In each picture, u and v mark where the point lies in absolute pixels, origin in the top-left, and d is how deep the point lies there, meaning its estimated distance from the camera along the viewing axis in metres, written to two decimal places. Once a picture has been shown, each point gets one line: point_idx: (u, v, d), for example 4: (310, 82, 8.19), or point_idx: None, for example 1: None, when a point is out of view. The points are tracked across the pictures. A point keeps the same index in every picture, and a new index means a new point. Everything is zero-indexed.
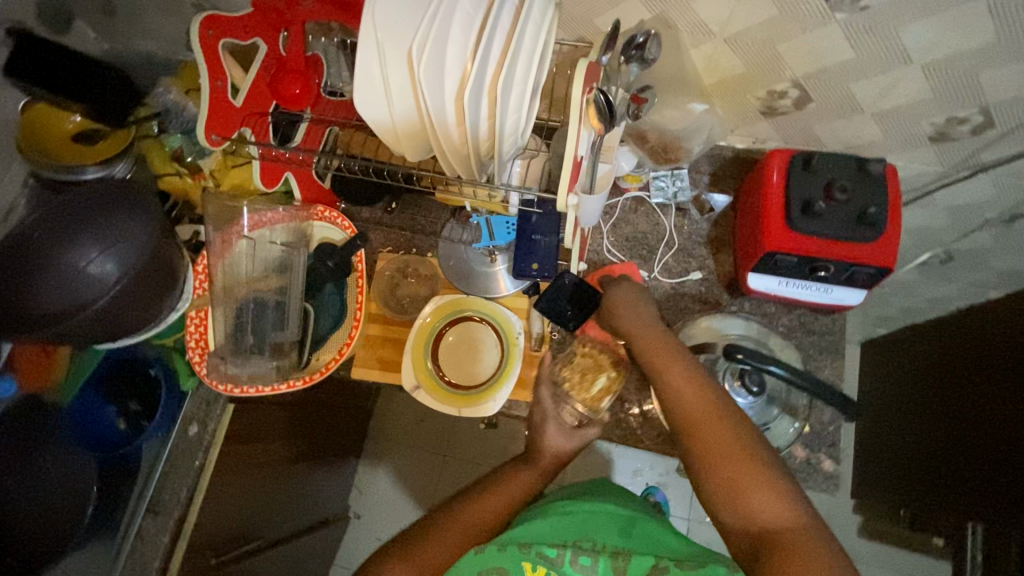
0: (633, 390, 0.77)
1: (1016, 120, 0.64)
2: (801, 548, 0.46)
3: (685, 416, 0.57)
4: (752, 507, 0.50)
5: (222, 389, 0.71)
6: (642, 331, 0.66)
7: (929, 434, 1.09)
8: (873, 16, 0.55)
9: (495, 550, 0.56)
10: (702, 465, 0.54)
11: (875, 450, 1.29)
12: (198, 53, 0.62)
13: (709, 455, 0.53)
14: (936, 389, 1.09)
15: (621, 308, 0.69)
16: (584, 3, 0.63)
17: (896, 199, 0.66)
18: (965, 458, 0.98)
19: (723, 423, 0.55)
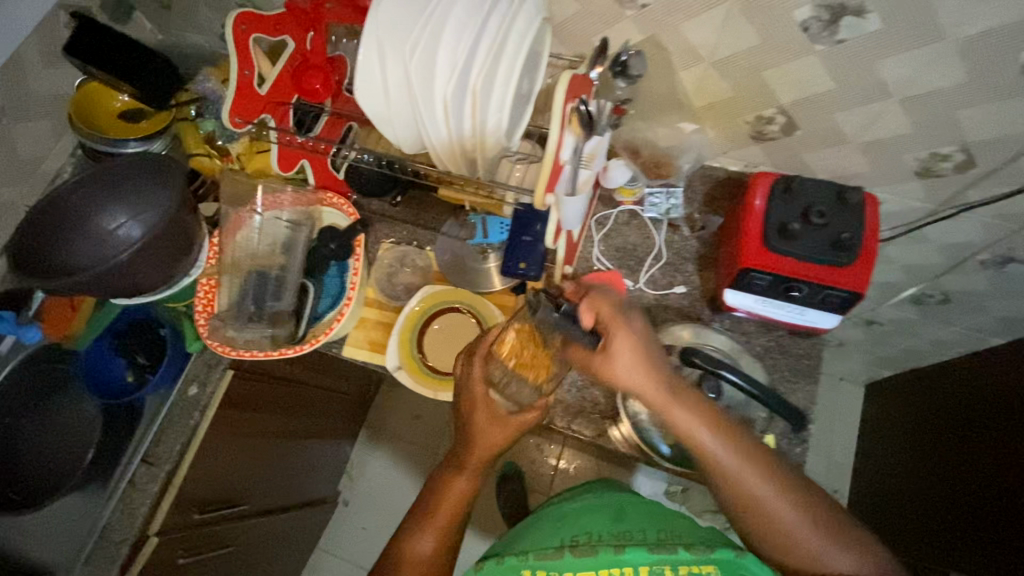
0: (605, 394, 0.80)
1: (999, 160, 0.65)
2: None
3: (744, 497, 0.59)
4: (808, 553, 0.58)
5: (219, 350, 0.76)
6: (659, 386, 0.62)
7: (933, 483, 1.07)
8: (850, 49, 0.58)
9: (494, 563, 0.64)
10: (760, 532, 0.60)
11: (881, 492, 1.28)
12: (230, 45, 0.71)
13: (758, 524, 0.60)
14: (943, 440, 1.07)
15: (628, 356, 0.63)
16: (583, 21, 0.68)
17: (873, 226, 0.68)
18: (962, 510, 0.97)
19: (767, 491, 0.59)
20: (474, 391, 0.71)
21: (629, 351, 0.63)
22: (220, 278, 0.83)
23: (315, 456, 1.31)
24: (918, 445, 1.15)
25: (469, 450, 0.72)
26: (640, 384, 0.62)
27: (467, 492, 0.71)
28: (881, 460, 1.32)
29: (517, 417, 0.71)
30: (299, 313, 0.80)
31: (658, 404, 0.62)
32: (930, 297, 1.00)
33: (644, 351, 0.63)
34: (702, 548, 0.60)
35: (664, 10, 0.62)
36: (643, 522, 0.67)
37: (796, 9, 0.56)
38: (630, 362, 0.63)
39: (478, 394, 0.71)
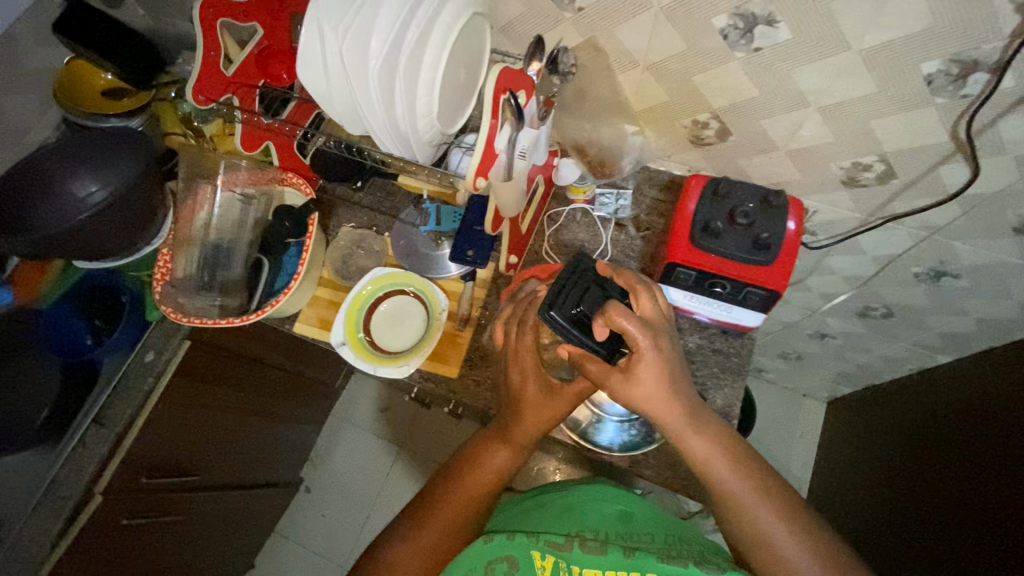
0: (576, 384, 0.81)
1: (916, 171, 0.68)
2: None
3: (748, 530, 0.60)
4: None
5: (167, 313, 0.78)
6: (680, 414, 0.61)
7: (902, 501, 1.03)
8: (767, 57, 0.62)
9: (508, 540, 0.63)
10: (755, 556, 0.60)
11: (843, 504, 1.25)
12: (196, 26, 0.76)
13: (756, 547, 0.59)
14: (916, 458, 1.02)
15: (652, 382, 0.60)
16: (529, 22, 0.72)
17: (797, 228, 0.70)
18: (926, 530, 0.93)
19: (775, 516, 0.60)
20: (525, 359, 0.67)
21: (652, 377, 0.60)
22: (176, 252, 0.87)
23: (277, 437, 1.34)
24: (890, 462, 1.11)
25: (516, 421, 0.67)
26: (659, 410, 0.61)
27: (507, 466, 0.68)
28: (846, 473, 1.29)
29: (569, 391, 0.66)
30: (253, 286, 0.85)
31: (673, 428, 0.62)
32: (874, 310, 1.02)
33: (670, 373, 0.60)
34: (710, 565, 0.61)
35: (600, 14, 0.66)
36: (648, 527, 0.69)
37: (715, 17, 0.60)
38: (653, 386, 0.60)
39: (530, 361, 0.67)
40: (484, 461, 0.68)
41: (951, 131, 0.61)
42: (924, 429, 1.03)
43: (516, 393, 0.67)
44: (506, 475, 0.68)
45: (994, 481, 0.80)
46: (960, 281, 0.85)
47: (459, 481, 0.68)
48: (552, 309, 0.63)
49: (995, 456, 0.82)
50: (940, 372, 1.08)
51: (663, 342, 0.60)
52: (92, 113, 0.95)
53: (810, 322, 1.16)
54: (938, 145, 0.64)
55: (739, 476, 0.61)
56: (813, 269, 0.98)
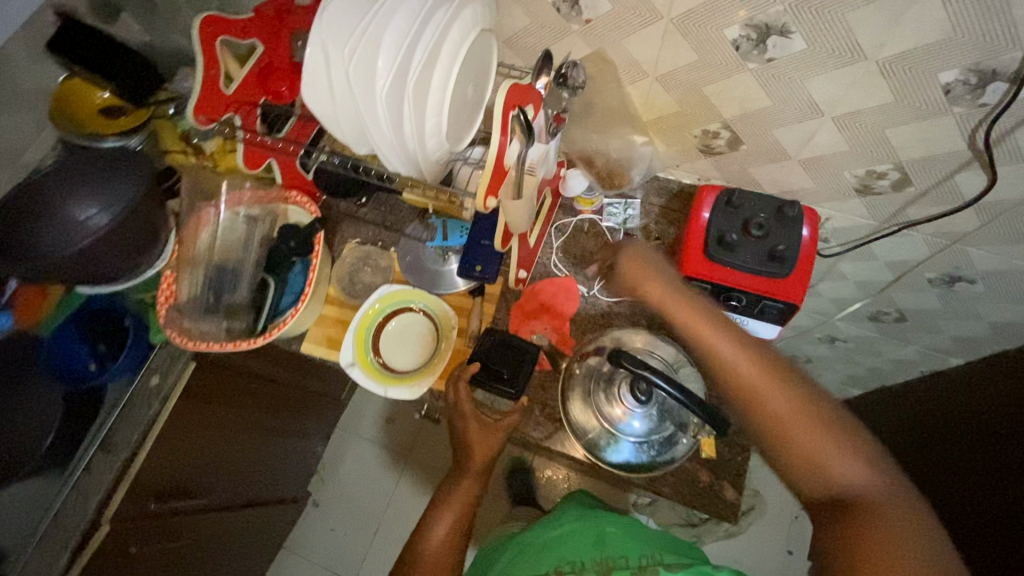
0: (539, 422, 0.79)
1: (932, 179, 0.67)
2: (888, 512, 0.51)
3: (771, 418, 0.58)
4: (831, 472, 0.55)
5: (173, 339, 0.77)
6: (670, 290, 0.69)
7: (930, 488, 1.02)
8: (779, 68, 0.61)
9: None
10: (786, 442, 0.58)
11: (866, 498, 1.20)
12: (195, 46, 0.73)
13: (782, 436, 0.58)
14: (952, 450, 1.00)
15: (636, 267, 0.73)
16: (533, 35, 0.71)
17: (812, 240, 0.69)
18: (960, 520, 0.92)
19: (793, 392, 0.59)
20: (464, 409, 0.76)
21: (635, 261, 0.73)
22: (179, 273, 0.85)
23: (286, 452, 1.33)
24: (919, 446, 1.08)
25: (469, 458, 0.76)
26: (651, 290, 0.71)
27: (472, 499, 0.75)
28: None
29: (504, 423, 0.76)
30: (259, 307, 0.84)
31: (671, 306, 0.68)
32: (886, 314, 1.01)
33: (650, 265, 0.73)
34: (679, 565, 0.58)
35: (606, 26, 0.65)
36: (623, 544, 0.64)
37: (726, 28, 0.59)
38: (636, 267, 0.73)
39: (469, 412, 0.76)
40: (459, 489, 0.75)
41: (969, 140, 0.60)
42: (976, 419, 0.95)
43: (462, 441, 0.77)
44: (468, 519, 0.74)
45: None
46: (974, 286, 0.84)
47: (438, 512, 0.74)
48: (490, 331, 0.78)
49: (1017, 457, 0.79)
50: (951, 374, 1.06)
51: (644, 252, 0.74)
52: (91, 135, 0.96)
53: (821, 326, 1.15)
54: (956, 153, 0.63)
55: (737, 345, 0.62)
56: (824, 275, 0.97)
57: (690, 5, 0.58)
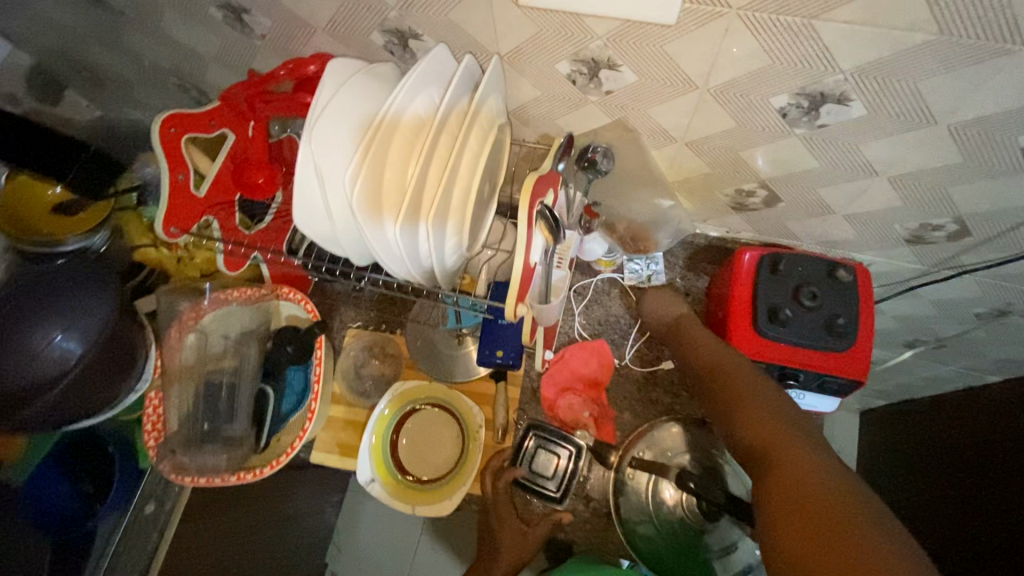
0: (582, 527, 0.73)
1: (994, 230, 0.62)
2: (786, 456, 0.53)
3: (711, 373, 0.64)
4: (744, 423, 0.59)
5: (170, 480, 0.69)
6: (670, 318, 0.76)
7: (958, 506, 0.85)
8: (832, 133, 0.54)
9: None
10: (720, 398, 0.63)
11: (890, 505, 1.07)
12: (155, 151, 0.63)
13: (724, 396, 0.62)
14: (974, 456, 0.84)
15: (652, 300, 0.78)
16: (544, 106, 0.63)
17: (870, 306, 0.63)
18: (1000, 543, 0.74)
19: (741, 362, 0.63)
20: (500, 505, 0.72)
21: (660, 294, 0.79)
22: (165, 393, 0.76)
23: (298, 534, 1.24)
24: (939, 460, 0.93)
25: (495, 558, 0.72)
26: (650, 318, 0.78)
27: None
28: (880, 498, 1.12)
29: (534, 533, 0.72)
30: (262, 420, 0.75)
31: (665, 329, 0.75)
32: (923, 341, 0.97)
33: (670, 302, 0.77)
34: None
35: (630, 97, 0.57)
36: None
37: (773, 96, 0.52)
38: (652, 299, 0.78)
39: (503, 507, 0.72)
40: None
41: None
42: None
43: (491, 533, 0.73)
44: None
45: None
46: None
47: None
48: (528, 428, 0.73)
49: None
50: None
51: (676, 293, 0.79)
52: (47, 238, 0.82)
53: None
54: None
55: (703, 340, 0.68)
56: None
57: (731, 75, 0.51)
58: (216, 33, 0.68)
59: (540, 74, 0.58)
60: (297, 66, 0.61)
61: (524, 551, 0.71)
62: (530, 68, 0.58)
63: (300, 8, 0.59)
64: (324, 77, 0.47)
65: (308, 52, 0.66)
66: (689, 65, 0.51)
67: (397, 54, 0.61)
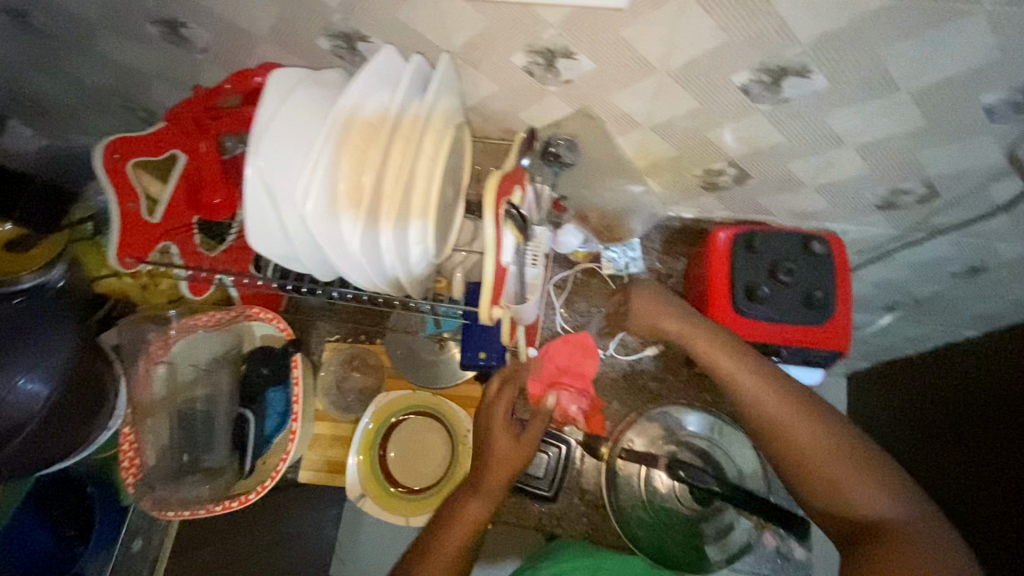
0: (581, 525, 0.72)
1: (963, 190, 0.62)
2: (903, 545, 0.49)
3: (766, 421, 0.57)
4: (851, 498, 0.53)
5: (153, 517, 0.67)
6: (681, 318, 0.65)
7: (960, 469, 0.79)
8: (796, 106, 0.53)
9: None
10: (791, 459, 0.56)
11: None
12: (101, 180, 0.62)
13: (799, 458, 0.55)
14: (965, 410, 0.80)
15: (644, 302, 0.68)
16: (504, 100, 0.61)
17: (844, 276, 0.63)
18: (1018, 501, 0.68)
19: (805, 410, 0.56)
20: (497, 418, 0.65)
21: (647, 299, 0.68)
22: (139, 430, 0.73)
23: None
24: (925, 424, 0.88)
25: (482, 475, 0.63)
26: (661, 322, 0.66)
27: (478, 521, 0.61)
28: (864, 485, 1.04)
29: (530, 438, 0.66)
30: (243, 447, 0.73)
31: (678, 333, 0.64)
32: (901, 303, 0.98)
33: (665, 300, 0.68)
34: None
35: (590, 84, 0.56)
36: None
37: (734, 74, 0.50)
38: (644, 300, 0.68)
39: (499, 413, 0.66)
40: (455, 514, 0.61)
41: (1007, 153, 0.54)
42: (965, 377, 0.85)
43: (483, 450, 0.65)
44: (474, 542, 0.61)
45: None
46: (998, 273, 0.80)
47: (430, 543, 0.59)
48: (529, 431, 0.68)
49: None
50: None
51: (658, 288, 0.69)
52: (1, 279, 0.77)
53: None
54: (992, 165, 0.57)
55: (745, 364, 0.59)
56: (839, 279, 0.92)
57: (690, 55, 0.49)
58: (155, 50, 0.65)
59: (496, 68, 0.56)
60: (241, 78, 0.59)
61: (521, 456, 0.64)
62: (485, 63, 0.56)
63: (241, 18, 0.57)
64: (267, 90, 0.45)
65: (254, 63, 0.63)
66: (646, 48, 0.49)
67: (346, 59, 0.58)
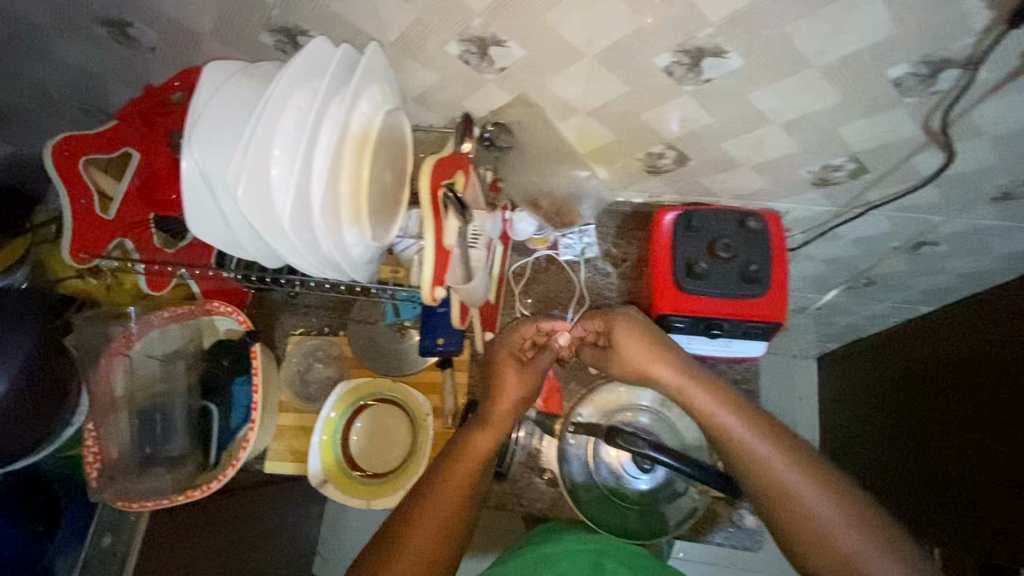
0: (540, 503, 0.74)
1: (889, 163, 0.64)
2: None
3: (769, 491, 0.55)
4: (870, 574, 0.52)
5: (116, 507, 0.68)
6: (677, 370, 0.61)
7: (947, 461, 0.91)
8: (720, 86, 0.55)
9: None
10: (798, 542, 0.54)
11: (860, 451, 1.19)
12: (52, 178, 0.63)
13: (808, 543, 0.54)
14: (947, 409, 0.91)
15: (630, 338, 0.62)
16: (445, 90, 0.63)
17: (780, 251, 0.66)
18: (998, 498, 0.80)
19: (811, 478, 0.55)
20: (507, 348, 0.67)
21: (632, 345, 0.62)
22: (102, 426, 0.73)
23: (279, 551, 1.23)
24: (919, 422, 0.97)
25: (490, 404, 0.64)
26: (656, 374, 0.61)
27: (489, 449, 0.62)
28: (862, 466, 1.17)
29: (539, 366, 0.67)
30: (206, 439, 0.74)
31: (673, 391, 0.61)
32: (855, 281, 1.00)
33: (651, 335, 0.63)
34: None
35: (523, 71, 0.58)
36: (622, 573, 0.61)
37: (656, 57, 0.53)
38: (631, 342, 0.62)
39: (507, 349, 0.67)
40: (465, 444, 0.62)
41: (923, 126, 0.57)
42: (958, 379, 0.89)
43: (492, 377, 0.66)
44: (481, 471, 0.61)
45: None
46: (938, 247, 0.83)
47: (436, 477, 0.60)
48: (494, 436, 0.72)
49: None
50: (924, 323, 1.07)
51: (637, 322, 0.63)
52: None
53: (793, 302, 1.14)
54: (911, 138, 0.59)
55: (746, 422, 0.57)
56: (792, 259, 0.94)
57: (613, 39, 0.52)
58: (104, 50, 0.66)
59: (433, 58, 0.58)
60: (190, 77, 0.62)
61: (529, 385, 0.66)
62: (422, 53, 0.58)
63: (182, 14, 0.58)
64: (201, 80, 0.47)
65: (202, 61, 0.65)
66: (570, 33, 0.52)
67: (289, 52, 0.60)
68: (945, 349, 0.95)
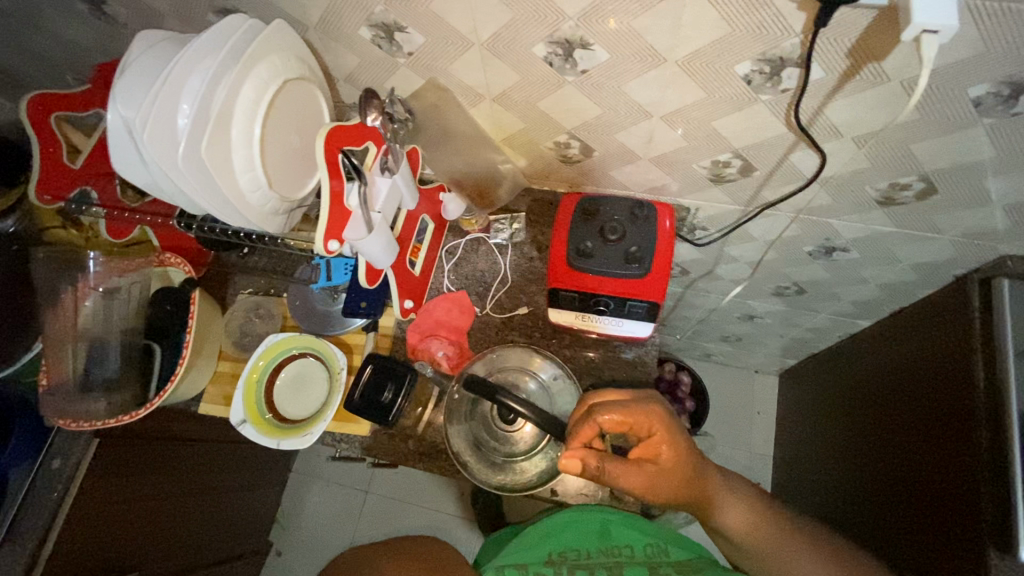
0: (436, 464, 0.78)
1: (772, 161, 0.69)
2: None
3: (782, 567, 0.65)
4: None
5: (54, 421, 0.76)
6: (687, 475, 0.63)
7: (872, 470, 0.88)
8: (596, 77, 0.62)
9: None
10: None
11: (817, 467, 1.13)
12: (25, 127, 0.74)
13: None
14: (883, 419, 0.86)
15: (668, 446, 0.63)
16: (368, 72, 0.71)
17: (667, 240, 0.71)
18: (901, 508, 0.77)
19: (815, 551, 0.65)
20: None
21: (671, 449, 0.63)
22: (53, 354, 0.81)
23: (236, 512, 1.29)
24: (865, 435, 0.92)
25: None
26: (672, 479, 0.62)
27: None
28: (815, 470, 1.14)
29: None
30: (148, 375, 0.82)
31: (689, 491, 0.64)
32: (787, 288, 1.03)
33: (679, 439, 0.64)
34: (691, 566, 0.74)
35: (428, 57, 0.65)
36: (626, 534, 0.75)
37: (534, 46, 0.59)
38: (670, 446, 0.63)
39: None
40: None
41: (789, 123, 0.61)
42: (895, 384, 0.85)
43: None
44: None
45: (961, 471, 0.64)
46: (850, 254, 0.86)
47: None
48: (387, 389, 0.78)
49: (960, 386, 0.66)
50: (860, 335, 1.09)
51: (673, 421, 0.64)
52: None
53: (734, 308, 1.17)
54: (781, 137, 0.64)
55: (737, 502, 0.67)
56: (718, 260, 0.99)
57: (493, 29, 0.58)
58: (87, 25, 0.77)
59: (351, 41, 0.66)
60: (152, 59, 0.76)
61: None
62: (341, 36, 0.66)
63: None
64: (129, 44, 0.56)
65: None
66: (455, 22, 0.59)
67: None
68: (887, 354, 0.91)
